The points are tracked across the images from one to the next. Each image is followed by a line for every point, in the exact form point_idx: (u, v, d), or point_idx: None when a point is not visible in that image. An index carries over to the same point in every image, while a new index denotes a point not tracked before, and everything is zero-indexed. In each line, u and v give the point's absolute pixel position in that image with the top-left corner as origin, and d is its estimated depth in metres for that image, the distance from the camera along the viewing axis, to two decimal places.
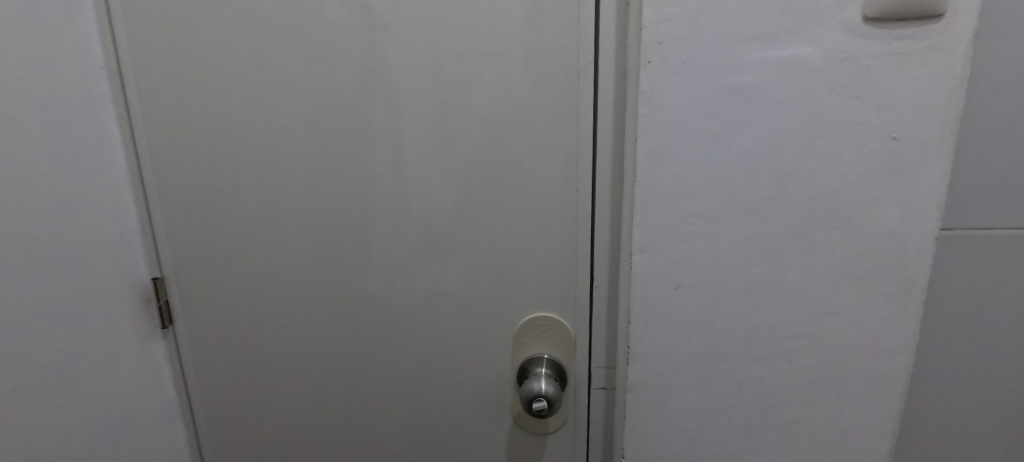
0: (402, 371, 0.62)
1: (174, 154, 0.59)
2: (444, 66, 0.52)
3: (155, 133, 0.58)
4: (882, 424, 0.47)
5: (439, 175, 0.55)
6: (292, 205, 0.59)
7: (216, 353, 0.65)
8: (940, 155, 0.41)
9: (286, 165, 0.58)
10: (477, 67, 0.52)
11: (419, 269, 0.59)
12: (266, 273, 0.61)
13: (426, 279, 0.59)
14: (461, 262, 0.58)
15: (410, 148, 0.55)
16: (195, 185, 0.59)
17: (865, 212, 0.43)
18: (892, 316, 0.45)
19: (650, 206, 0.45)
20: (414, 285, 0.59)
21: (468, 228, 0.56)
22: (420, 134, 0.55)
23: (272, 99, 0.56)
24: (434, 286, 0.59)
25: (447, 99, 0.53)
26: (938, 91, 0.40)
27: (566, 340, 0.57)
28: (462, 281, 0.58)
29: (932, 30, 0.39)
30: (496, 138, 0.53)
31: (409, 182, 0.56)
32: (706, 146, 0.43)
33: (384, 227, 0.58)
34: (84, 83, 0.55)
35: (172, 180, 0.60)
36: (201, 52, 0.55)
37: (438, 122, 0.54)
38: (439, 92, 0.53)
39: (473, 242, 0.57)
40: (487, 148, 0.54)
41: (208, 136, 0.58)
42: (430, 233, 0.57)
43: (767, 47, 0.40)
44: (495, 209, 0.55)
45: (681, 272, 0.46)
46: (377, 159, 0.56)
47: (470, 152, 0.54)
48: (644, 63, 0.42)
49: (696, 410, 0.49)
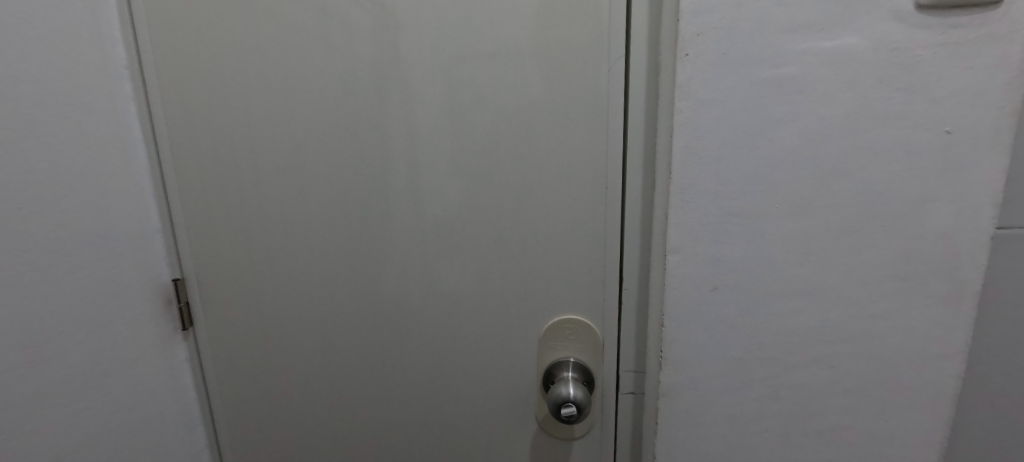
0: (421, 373, 0.61)
1: (195, 154, 0.58)
2: (463, 59, 0.51)
3: (176, 133, 0.58)
4: (930, 432, 0.45)
5: (459, 170, 0.54)
6: (310, 204, 0.58)
7: (235, 351, 0.64)
8: (998, 146, 0.39)
9: (305, 165, 0.57)
10: (499, 61, 0.50)
11: (440, 266, 0.57)
12: (284, 272, 0.60)
13: (445, 275, 0.57)
14: (482, 259, 0.56)
15: (430, 143, 0.54)
16: (217, 186, 0.59)
17: (915, 209, 0.41)
18: (944, 318, 0.42)
19: (685, 205, 0.43)
20: (433, 286, 0.58)
21: (488, 224, 0.55)
22: (440, 128, 0.53)
23: (290, 96, 0.55)
24: (454, 287, 0.58)
25: (467, 93, 0.52)
26: (995, 82, 0.38)
27: (593, 344, 0.56)
28: (483, 278, 0.57)
29: (989, 17, 0.37)
30: (522, 136, 0.52)
31: (429, 181, 0.55)
32: (746, 138, 0.41)
33: (403, 222, 0.57)
34: (107, 83, 0.54)
35: (194, 180, 0.59)
36: (221, 51, 0.55)
37: (458, 116, 0.53)
38: (460, 89, 0.52)
39: (495, 238, 0.55)
40: (510, 147, 0.52)
41: (229, 136, 0.57)
42: (449, 229, 0.56)
43: (809, 37, 0.39)
44: (519, 209, 0.54)
45: (719, 272, 0.44)
46: (396, 154, 0.55)
47: (492, 151, 0.53)
48: (681, 56, 0.40)
49: (731, 415, 0.47)
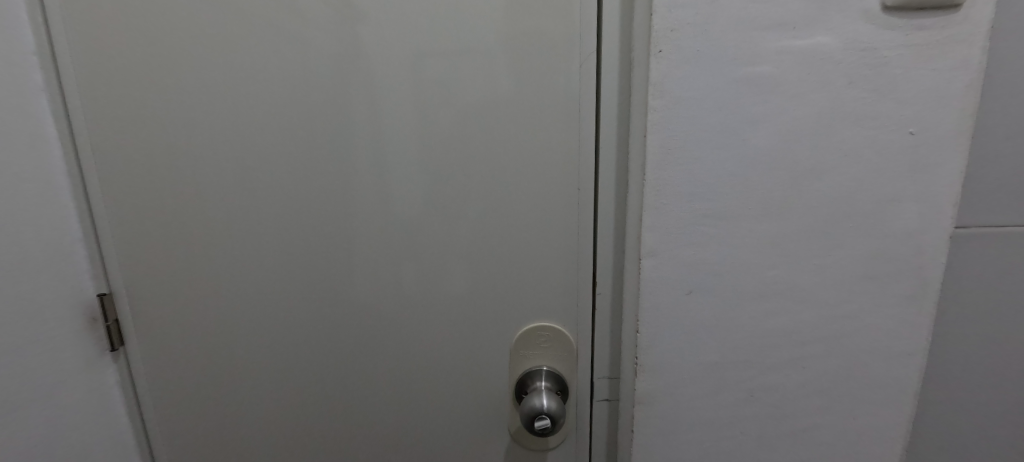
0: (387, 384, 0.57)
1: (121, 155, 0.52)
2: (429, 53, 0.48)
3: (97, 130, 0.51)
4: (897, 427, 0.46)
5: (427, 168, 0.51)
6: (260, 207, 0.53)
7: (176, 368, 0.58)
8: (958, 146, 0.40)
9: (253, 166, 0.52)
10: (466, 54, 0.47)
11: (408, 268, 0.54)
12: (233, 278, 0.55)
13: (413, 278, 0.54)
14: (453, 261, 0.53)
15: (396, 141, 0.50)
16: (150, 189, 0.53)
17: (882, 209, 0.41)
18: (908, 315, 0.43)
19: (660, 206, 0.42)
20: (400, 290, 0.54)
21: (460, 224, 0.52)
22: (405, 125, 0.50)
23: (234, 89, 0.50)
24: (422, 291, 0.54)
25: (433, 88, 0.49)
26: (955, 84, 0.39)
27: (566, 351, 0.54)
28: (454, 282, 0.54)
29: (950, 20, 0.38)
30: (492, 133, 0.49)
31: (394, 179, 0.51)
32: (721, 138, 0.40)
33: (369, 223, 0.53)
34: (12, 75, 0.48)
35: (122, 183, 0.53)
36: (149, 39, 0.49)
37: (424, 113, 0.49)
38: (426, 84, 0.49)
39: (466, 239, 0.52)
40: (480, 145, 0.50)
41: (162, 134, 0.51)
42: (418, 229, 0.52)
43: (783, 36, 0.38)
44: (491, 208, 0.51)
45: (694, 276, 0.43)
46: (359, 152, 0.51)
47: (460, 150, 0.50)
48: (655, 52, 0.39)
49: (708, 420, 0.46)
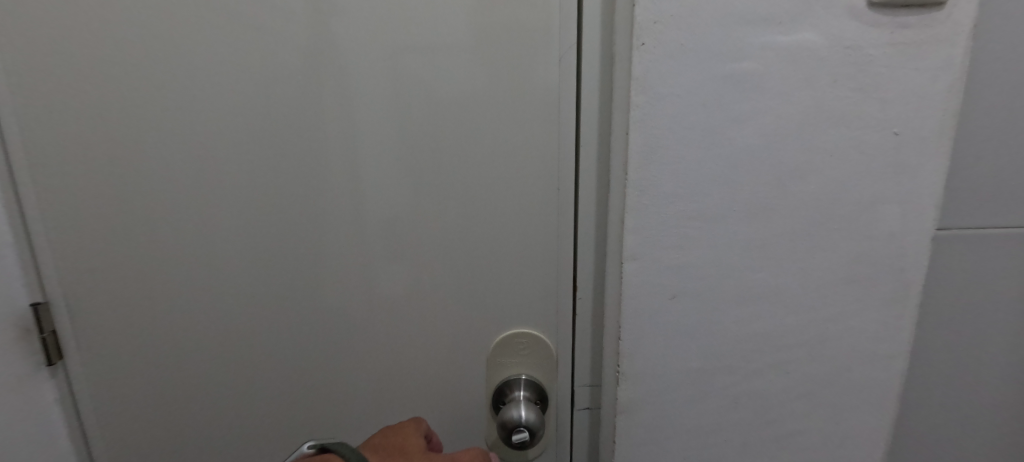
0: (357, 395, 0.54)
1: (58, 149, 0.47)
2: (405, 43, 0.45)
3: (30, 123, 0.47)
4: (878, 431, 0.45)
5: (405, 166, 0.48)
6: (218, 208, 0.49)
7: (123, 383, 0.53)
8: (940, 147, 0.39)
9: (207, 163, 0.48)
10: (444, 46, 0.45)
11: (384, 272, 0.51)
12: (189, 284, 0.51)
13: (391, 282, 0.51)
14: (433, 264, 0.50)
15: (371, 137, 0.47)
16: (91, 188, 0.48)
17: (866, 211, 0.40)
18: (891, 318, 0.43)
19: (643, 208, 0.40)
20: (376, 296, 0.51)
21: (441, 225, 0.49)
22: (381, 120, 0.47)
23: (185, 79, 0.46)
24: (400, 296, 0.51)
25: (411, 81, 0.46)
26: (938, 84, 0.38)
27: (546, 358, 0.52)
28: (433, 286, 0.51)
29: (933, 18, 0.37)
30: (471, 130, 0.47)
31: (369, 178, 0.48)
32: (706, 136, 0.38)
33: (343, 224, 0.49)
34: None
35: (61, 179, 0.48)
36: (83, 22, 0.44)
37: (401, 108, 0.46)
38: (403, 77, 0.46)
39: (446, 240, 0.49)
40: (461, 142, 0.47)
41: (103, 128, 0.47)
42: (396, 231, 0.49)
43: (769, 31, 0.37)
44: (471, 209, 0.49)
45: (678, 280, 0.41)
46: (331, 149, 0.47)
47: (440, 147, 0.47)
48: (637, 46, 0.37)
49: (691, 428, 0.45)
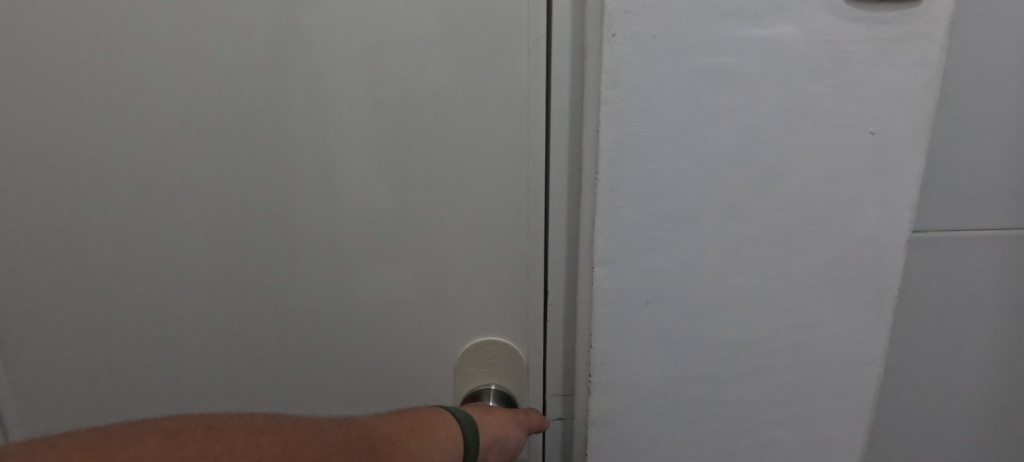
0: (320, 405, 0.52)
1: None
2: (377, 34, 0.42)
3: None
4: (855, 438, 0.44)
5: (380, 165, 0.45)
6: (160, 209, 0.45)
7: (64, 394, 0.50)
8: (917, 146, 0.38)
9: (146, 161, 0.44)
10: (417, 38, 0.42)
11: (358, 277, 0.48)
12: (136, 291, 0.48)
13: (364, 287, 0.48)
14: (410, 268, 0.48)
15: (343, 135, 0.44)
16: (17, 186, 0.44)
17: (843, 213, 0.39)
18: (868, 322, 0.41)
19: (615, 209, 0.38)
20: (350, 301, 0.48)
21: (417, 228, 0.46)
22: (352, 116, 0.44)
23: (125, 69, 0.42)
24: (375, 302, 0.48)
25: (384, 75, 0.43)
26: (916, 82, 0.37)
27: (516, 367, 0.50)
28: (411, 291, 0.48)
29: (911, 13, 0.36)
30: (446, 128, 0.44)
31: (341, 178, 0.45)
32: (681, 134, 0.37)
33: (313, 227, 0.46)
34: None
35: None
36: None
37: (374, 103, 0.43)
38: (375, 69, 0.43)
39: (423, 244, 0.47)
40: (436, 140, 0.44)
41: (29, 120, 0.43)
42: (371, 234, 0.47)
43: (745, 25, 0.35)
44: (446, 211, 0.46)
45: (652, 285, 0.39)
46: (300, 147, 0.44)
47: (415, 145, 0.44)
48: (608, 37, 0.35)
49: (666, 440, 0.43)
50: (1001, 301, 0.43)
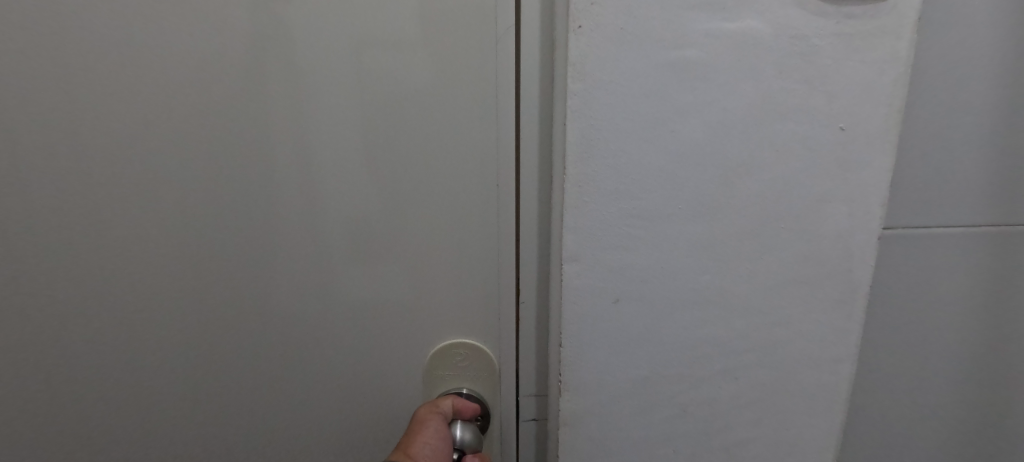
0: (292, 410, 0.50)
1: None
2: (360, 35, 0.41)
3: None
4: (828, 437, 0.44)
5: (367, 169, 0.44)
6: (123, 202, 0.44)
7: (25, 400, 0.49)
8: (886, 142, 0.38)
9: (107, 151, 0.43)
10: (399, 38, 0.41)
11: (346, 281, 0.47)
12: (102, 293, 0.47)
13: (351, 292, 0.47)
14: (396, 273, 0.47)
15: (327, 137, 0.43)
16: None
17: (813, 210, 0.39)
18: (839, 321, 0.41)
19: (583, 205, 0.37)
20: (337, 306, 0.47)
21: (404, 231, 0.46)
22: (337, 119, 0.43)
23: (97, 71, 0.42)
24: (363, 307, 0.48)
25: (368, 76, 0.42)
26: (884, 78, 0.37)
27: (487, 370, 0.49)
28: (398, 296, 0.47)
29: (879, 9, 0.36)
30: (427, 129, 0.43)
31: (328, 181, 0.44)
32: (650, 129, 0.36)
33: (299, 231, 0.45)
34: None
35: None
36: None
37: (358, 104, 0.42)
38: (359, 71, 0.42)
39: (409, 247, 0.46)
40: (417, 142, 0.43)
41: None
42: (359, 238, 0.46)
43: (712, 17, 0.34)
44: (428, 214, 0.45)
45: (622, 283, 0.39)
46: (285, 151, 0.44)
47: (400, 148, 0.44)
48: (574, 29, 0.34)
49: (638, 440, 0.42)
50: (972, 298, 0.43)
